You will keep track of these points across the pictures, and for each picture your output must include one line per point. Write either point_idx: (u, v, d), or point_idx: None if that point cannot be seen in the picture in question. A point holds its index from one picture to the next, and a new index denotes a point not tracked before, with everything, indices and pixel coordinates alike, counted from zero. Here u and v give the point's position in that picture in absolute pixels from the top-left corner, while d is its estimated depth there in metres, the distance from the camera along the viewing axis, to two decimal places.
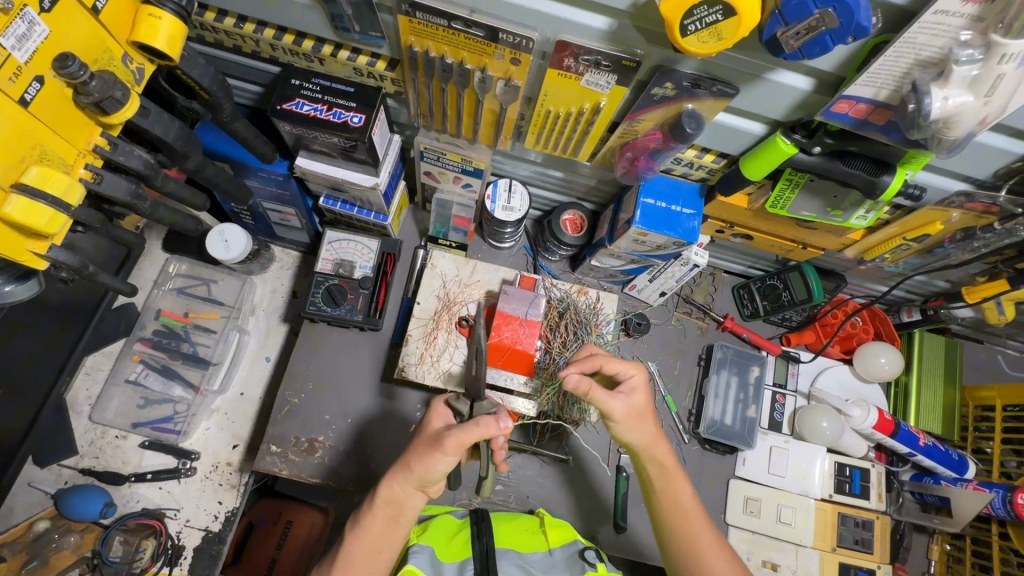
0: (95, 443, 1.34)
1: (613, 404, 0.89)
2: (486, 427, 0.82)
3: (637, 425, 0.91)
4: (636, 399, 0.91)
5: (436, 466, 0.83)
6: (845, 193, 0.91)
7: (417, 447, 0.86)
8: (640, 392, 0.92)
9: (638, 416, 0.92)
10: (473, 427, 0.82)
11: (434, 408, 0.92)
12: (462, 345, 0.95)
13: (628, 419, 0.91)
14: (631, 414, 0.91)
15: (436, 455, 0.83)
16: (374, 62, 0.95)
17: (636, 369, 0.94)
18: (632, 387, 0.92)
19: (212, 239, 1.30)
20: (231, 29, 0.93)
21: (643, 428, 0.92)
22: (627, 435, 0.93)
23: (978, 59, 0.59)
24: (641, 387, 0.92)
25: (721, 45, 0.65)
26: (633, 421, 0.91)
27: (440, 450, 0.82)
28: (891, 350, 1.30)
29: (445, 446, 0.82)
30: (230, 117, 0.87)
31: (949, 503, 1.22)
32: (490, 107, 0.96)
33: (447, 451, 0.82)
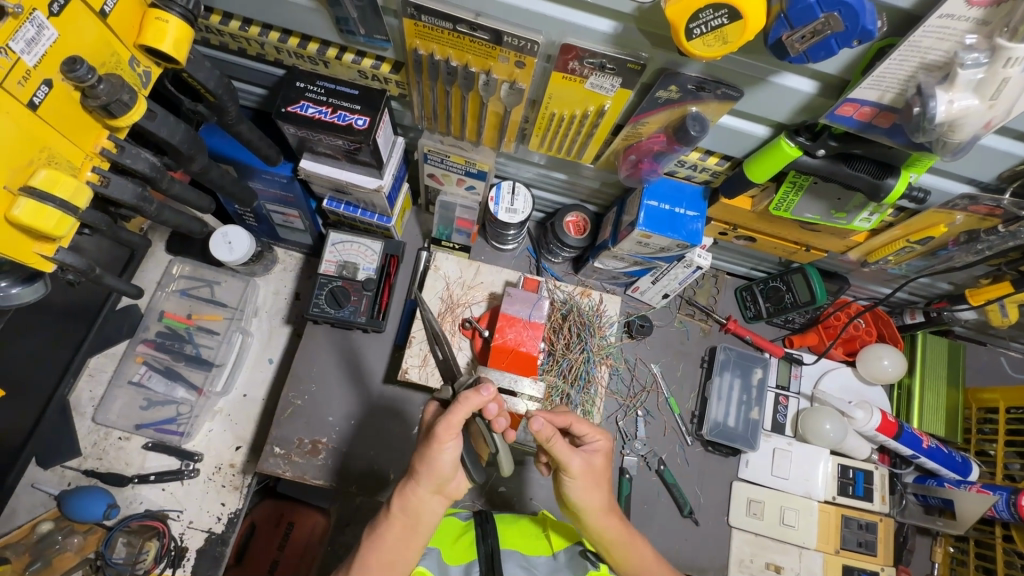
0: (98, 444, 1.34)
1: (573, 459, 0.88)
2: (469, 401, 0.82)
3: (593, 488, 0.91)
4: (595, 461, 0.92)
5: (438, 460, 0.83)
6: (849, 195, 0.91)
7: (417, 447, 0.86)
8: (602, 455, 0.93)
9: (596, 477, 0.92)
10: (458, 406, 0.82)
11: (421, 409, 0.93)
12: (437, 326, 0.91)
13: (585, 477, 0.90)
14: (591, 476, 0.91)
15: (436, 447, 0.83)
16: (379, 65, 0.95)
17: (602, 436, 0.95)
18: (593, 451, 0.93)
19: (216, 241, 1.31)
20: (236, 32, 0.94)
21: (600, 495, 0.92)
22: (579, 496, 0.91)
23: (983, 62, 0.59)
24: (602, 451, 0.94)
25: (726, 48, 0.65)
26: (591, 485, 0.91)
27: (437, 442, 0.82)
28: (894, 352, 1.30)
29: (439, 435, 0.82)
30: (235, 120, 0.87)
31: (953, 506, 1.22)
32: (494, 109, 0.96)
33: (444, 440, 0.82)
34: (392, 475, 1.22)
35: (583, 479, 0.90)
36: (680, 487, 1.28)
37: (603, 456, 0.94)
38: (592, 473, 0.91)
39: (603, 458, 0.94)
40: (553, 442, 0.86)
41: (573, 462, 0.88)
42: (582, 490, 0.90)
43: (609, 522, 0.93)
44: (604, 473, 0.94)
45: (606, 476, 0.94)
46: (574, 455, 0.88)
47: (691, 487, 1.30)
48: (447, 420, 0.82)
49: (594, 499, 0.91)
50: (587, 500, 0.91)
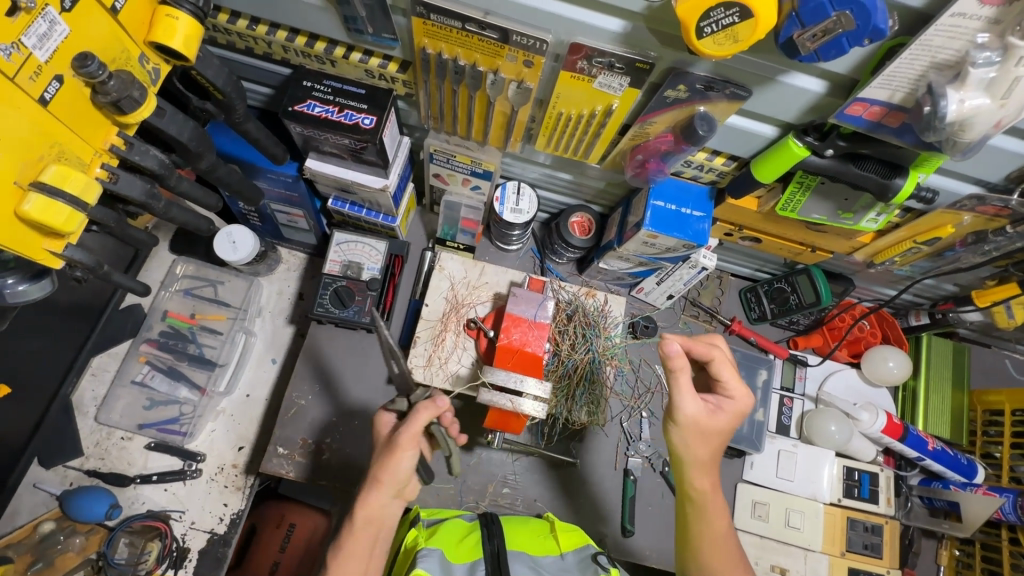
0: (101, 444, 1.34)
1: (686, 403, 0.88)
2: (425, 412, 0.85)
3: (699, 441, 0.90)
4: (721, 415, 0.91)
5: (396, 467, 0.85)
6: (855, 196, 0.91)
7: (377, 458, 0.87)
8: (725, 413, 0.91)
9: (705, 432, 0.91)
10: (418, 414, 0.85)
11: (377, 418, 0.93)
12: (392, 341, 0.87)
13: (694, 425, 0.89)
14: (707, 421, 0.90)
15: (396, 456, 0.85)
16: (386, 64, 0.95)
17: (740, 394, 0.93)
18: (720, 404, 0.92)
19: (220, 240, 1.31)
20: (243, 30, 0.94)
21: (708, 447, 0.91)
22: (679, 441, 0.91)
23: (995, 61, 0.60)
24: (732, 409, 0.92)
25: (736, 47, 0.65)
26: (705, 427, 0.90)
27: (396, 450, 0.85)
28: (900, 353, 1.30)
29: (401, 443, 0.85)
30: (242, 119, 0.87)
31: (958, 509, 1.22)
32: (502, 109, 0.96)
33: (404, 449, 0.85)
34: None
35: (688, 427, 0.90)
36: None
37: (729, 415, 0.92)
38: (706, 422, 0.90)
39: (728, 417, 0.92)
40: (677, 375, 0.86)
41: (686, 408, 0.88)
42: (690, 441, 0.91)
43: (703, 475, 0.92)
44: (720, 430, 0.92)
45: (717, 437, 0.92)
46: (688, 398, 0.88)
47: None
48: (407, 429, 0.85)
49: (696, 453, 0.91)
50: (689, 454, 0.91)
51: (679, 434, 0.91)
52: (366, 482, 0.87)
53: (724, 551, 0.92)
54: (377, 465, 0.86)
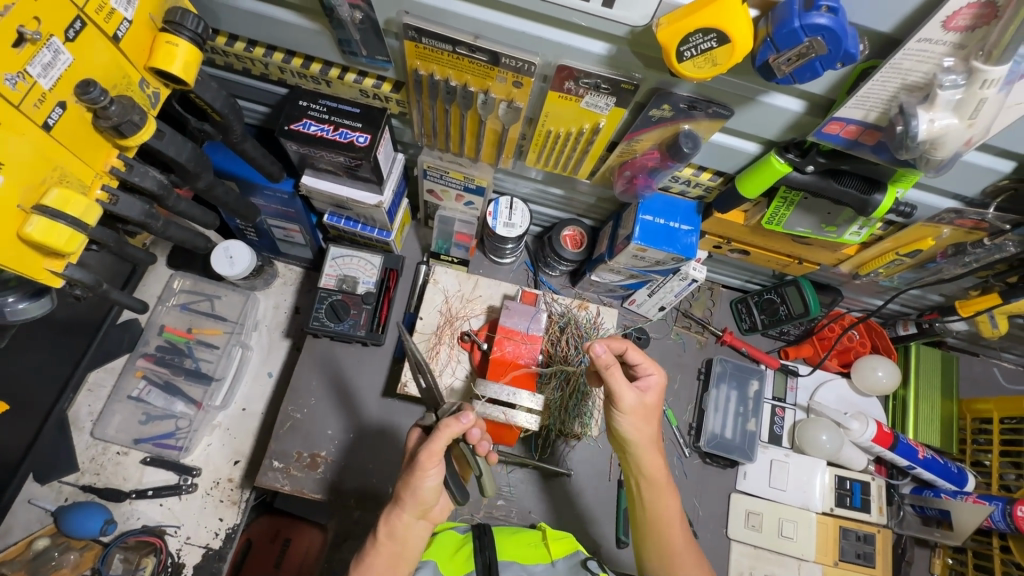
0: (96, 459, 1.34)
1: (628, 392, 0.90)
2: (444, 433, 0.85)
3: (643, 421, 0.93)
4: (648, 397, 0.94)
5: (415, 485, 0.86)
6: (838, 210, 0.94)
7: (401, 475, 0.89)
8: (655, 393, 0.95)
9: (648, 414, 0.93)
10: (438, 434, 0.85)
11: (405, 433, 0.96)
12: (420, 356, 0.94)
13: (636, 412, 0.92)
14: (641, 408, 0.92)
15: (419, 474, 0.86)
16: (380, 85, 0.98)
17: (657, 371, 0.96)
18: (647, 386, 0.95)
19: (217, 256, 1.32)
20: (241, 53, 0.96)
21: (649, 425, 0.94)
22: (627, 427, 0.93)
23: (961, 84, 0.62)
24: (658, 386, 0.96)
25: (715, 70, 0.68)
26: (640, 414, 0.93)
27: (419, 469, 0.85)
28: (888, 363, 1.32)
29: (420, 463, 0.85)
30: (239, 139, 0.89)
31: (950, 517, 1.23)
32: (493, 127, 0.99)
33: (425, 467, 0.85)
34: (390, 490, 1.23)
35: (635, 413, 0.92)
36: (679, 500, 1.29)
37: (656, 394, 0.96)
38: (644, 408, 0.93)
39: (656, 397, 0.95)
40: (609, 371, 0.88)
41: (626, 397, 0.91)
42: (634, 426, 0.93)
43: (656, 459, 0.94)
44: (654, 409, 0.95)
45: (656, 414, 0.95)
46: (626, 386, 0.90)
47: (690, 499, 1.30)
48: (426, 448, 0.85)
49: (644, 435, 0.93)
50: (639, 435, 0.93)
51: (626, 422, 0.92)
52: (390, 501, 0.89)
53: (677, 535, 0.93)
54: (401, 484, 0.87)
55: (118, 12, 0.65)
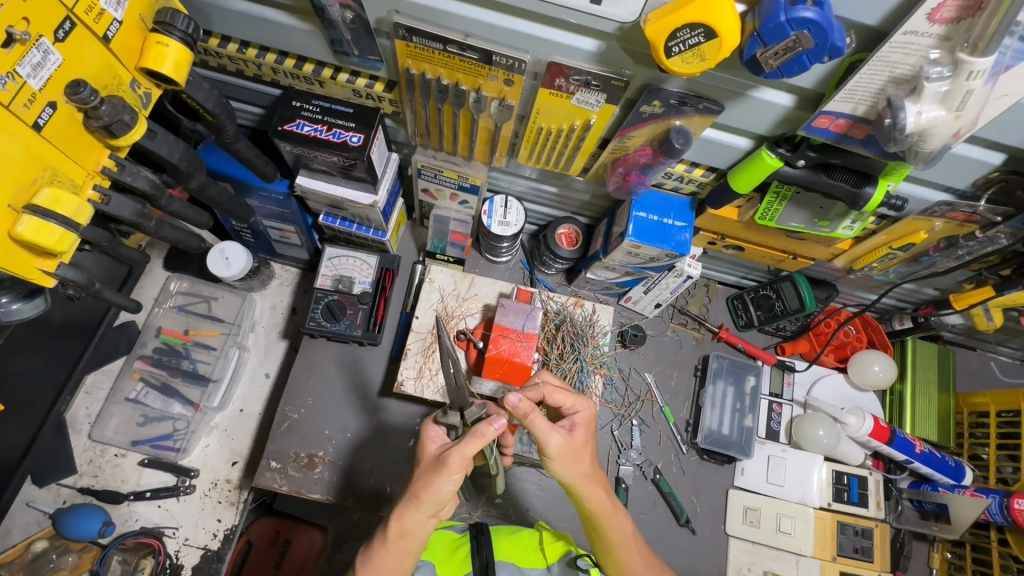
0: (94, 461, 1.34)
1: (552, 438, 0.84)
2: (479, 438, 0.80)
3: (572, 462, 0.87)
4: (576, 435, 0.88)
5: (437, 486, 0.81)
6: (830, 204, 0.94)
7: (422, 473, 0.84)
8: (582, 430, 0.89)
9: (576, 453, 0.87)
10: (471, 438, 0.81)
11: (425, 430, 0.88)
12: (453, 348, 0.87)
13: (566, 454, 0.86)
14: (571, 448, 0.86)
15: (443, 475, 0.81)
16: (372, 84, 0.98)
17: (584, 406, 0.91)
18: (573, 424, 0.89)
19: (213, 257, 1.33)
20: (234, 54, 0.97)
21: (585, 459, 0.88)
22: (560, 470, 0.87)
23: (947, 75, 0.62)
24: (583, 422, 0.90)
25: (703, 65, 0.68)
26: (571, 454, 0.87)
27: (443, 471, 0.81)
28: (884, 357, 1.32)
29: (449, 465, 0.81)
30: (232, 139, 0.89)
31: (948, 511, 1.23)
32: (485, 125, 0.99)
33: (452, 469, 0.81)
34: (388, 489, 1.23)
35: (564, 456, 0.86)
36: (676, 497, 1.29)
37: (585, 430, 0.90)
38: (571, 448, 0.87)
39: (586, 433, 0.89)
40: (531, 418, 0.83)
41: (551, 442, 0.85)
42: (568, 466, 0.87)
43: (598, 490, 0.89)
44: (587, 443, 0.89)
45: (589, 450, 0.89)
46: (550, 430, 0.84)
47: (687, 496, 1.30)
48: (456, 450, 0.81)
49: (578, 473, 0.87)
50: (573, 474, 0.87)
51: (558, 466, 0.87)
52: (406, 497, 0.84)
53: (632, 555, 0.94)
54: (422, 484, 0.82)
55: (108, 13, 0.65)
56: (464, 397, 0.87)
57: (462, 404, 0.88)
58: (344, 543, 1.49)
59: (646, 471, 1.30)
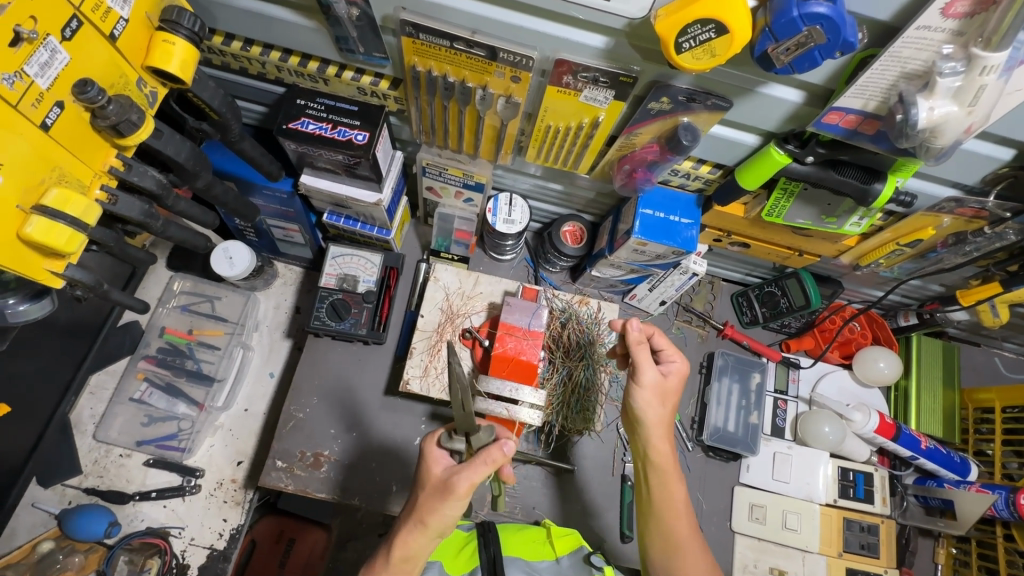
0: (99, 461, 1.34)
1: (648, 368, 0.93)
2: (488, 464, 0.80)
3: (656, 400, 0.93)
4: (670, 380, 0.96)
5: (442, 510, 0.81)
6: (838, 201, 0.94)
7: (425, 498, 0.83)
8: (676, 377, 0.96)
9: (664, 394, 0.94)
10: (478, 460, 0.80)
11: (429, 452, 0.86)
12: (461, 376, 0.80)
13: (654, 390, 0.94)
14: (661, 386, 0.94)
15: (448, 502, 0.80)
16: (378, 82, 0.98)
17: (681, 359, 0.98)
18: (669, 369, 0.97)
19: (217, 256, 1.32)
20: (238, 52, 0.96)
21: (660, 403, 0.94)
22: (640, 403, 0.94)
23: (961, 71, 0.62)
24: (678, 370, 0.97)
25: (714, 61, 0.67)
26: (655, 393, 0.94)
27: (450, 495, 0.80)
28: (889, 353, 1.33)
29: (456, 491, 0.80)
30: (237, 138, 0.89)
31: (953, 506, 1.23)
32: (491, 122, 0.99)
33: (458, 494, 0.80)
34: (394, 488, 1.22)
35: (653, 389, 0.94)
36: None
37: (678, 377, 0.97)
38: (663, 388, 0.94)
39: (678, 377, 0.97)
40: (637, 347, 0.94)
41: (644, 372, 0.93)
42: (647, 402, 0.93)
43: (664, 441, 0.95)
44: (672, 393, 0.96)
45: (675, 396, 0.97)
46: (646, 361, 0.93)
47: (693, 493, 1.30)
48: (462, 475, 0.80)
49: (652, 413, 0.94)
50: (649, 413, 0.94)
51: (641, 398, 0.93)
52: (409, 520, 0.83)
53: (685, 527, 0.93)
54: (426, 508, 0.82)
55: (114, 11, 0.64)
56: (471, 421, 0.83)
57: (469, 428, 0.84)
58: (348, 542, 1.51)
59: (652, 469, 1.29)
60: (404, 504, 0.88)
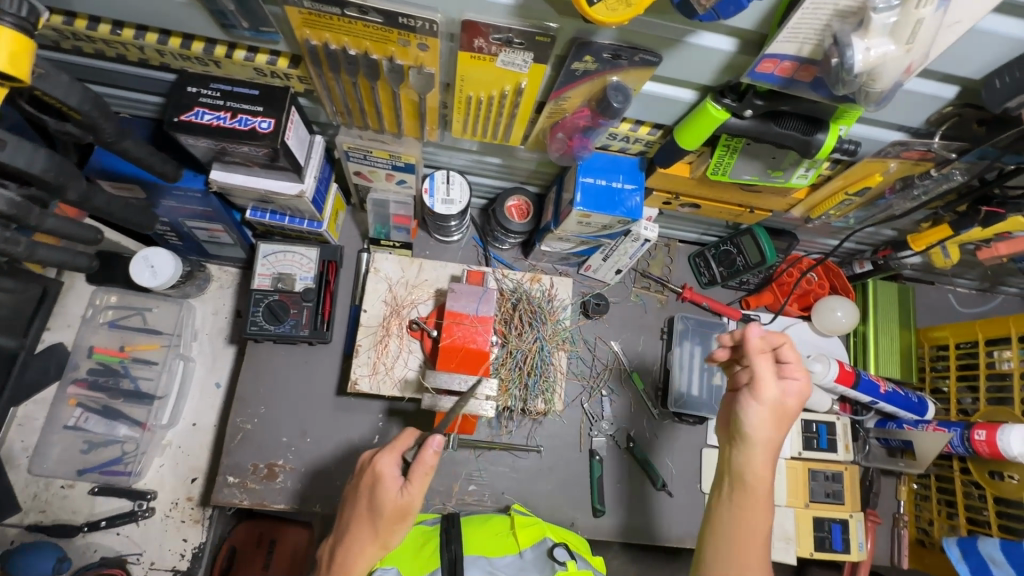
0: (39, 496, 1.27)
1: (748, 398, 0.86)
2: (430, 474, 0.82)
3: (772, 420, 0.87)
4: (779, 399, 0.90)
5: (402, 531, 0.83)
6: (783, 153, 0.89)
7: (384, 522, 0.82)
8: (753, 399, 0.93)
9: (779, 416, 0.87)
10: (414, 474, 0.81)
11: (379, 472, 0.82)
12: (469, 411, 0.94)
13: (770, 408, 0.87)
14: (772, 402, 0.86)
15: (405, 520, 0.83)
16: (275, 60, 0.87)
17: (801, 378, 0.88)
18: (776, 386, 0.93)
19: (136, 266, 1.22)
20: (107, 37, 0.84)
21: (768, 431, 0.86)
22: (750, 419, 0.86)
23: (896, 4, 0.56)
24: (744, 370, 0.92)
25: (630, 12, 0.60)
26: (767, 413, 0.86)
27: (404, 512, 0.82)
28: (848, 303, 1.31)
29: (411, 509, 0.82)
30: (114, 138, 0.78)
31: (912, 446, 1.26)
32: (408, 97, 0.89)
33: (417, 511, 0.83)
34: None
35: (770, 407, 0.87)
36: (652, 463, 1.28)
37: None
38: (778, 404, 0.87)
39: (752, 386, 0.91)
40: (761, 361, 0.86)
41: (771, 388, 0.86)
42: (762, 422, 0.86)
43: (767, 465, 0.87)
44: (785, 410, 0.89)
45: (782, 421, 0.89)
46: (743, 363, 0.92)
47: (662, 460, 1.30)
48: (411, 495, 0.82)
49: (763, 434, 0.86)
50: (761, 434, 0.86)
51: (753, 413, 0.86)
52: (358, 539, 0.83)
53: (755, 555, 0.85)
54: (386, 529, 0.82)
55: None
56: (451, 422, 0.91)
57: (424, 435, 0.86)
58: None
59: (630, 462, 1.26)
60: (353, 529, 0.84)
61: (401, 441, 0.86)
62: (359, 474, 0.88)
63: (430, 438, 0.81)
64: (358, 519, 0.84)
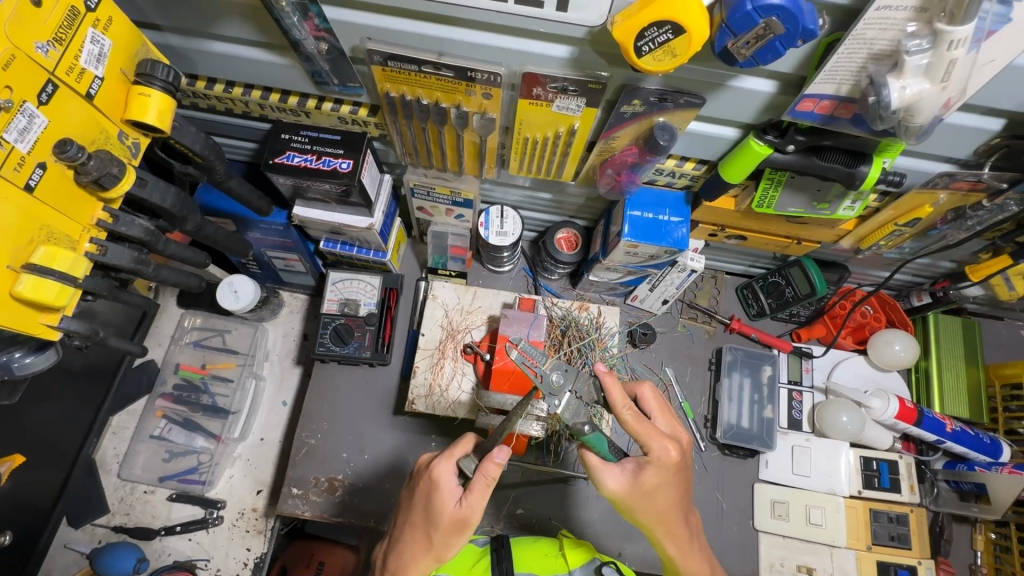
0: (125, 499, 1.38)
1: (610, 478, 0.85)
2: (490, 486, 0.84)
3: (639, 500, 0.85)
4: (646, 476, 0.84)
5: (456, 543, 0.87)
6: (827, 186, 0.92)
7: (441, 532, 0.85)
8: (650, 469, 0.84)
9: (642, 497, 0.85)
10: (476, 484, 0.84)
11: (436, 479, 0.85)
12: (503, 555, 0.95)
13: (632, 494, 0.85)
14: (634, 491, 0.85)
15: (460, 531, 0.85)
16: (357, 110, 1.00)
17: (656, 446, 0.83)
18: (641, 462, 0.85)
19: (222, 291, 1.36)
20: (221, 94, 1.00)
21: (648, 505, 0.86)
22: (636, 508, 0.87)
23: (927, 48, 0.60)
24: (653, 466, 0.84)
25: (676, 61, 0.67)
26: (637, 497, 0.85)
27: (462, 522, 0.85)
28: (906, 336, 1.28)
29: (469, 521, 0.85)
30: (223, 177, 0.91)
31: (986, 490, 1.18)
32: (471, 139, 0.99)
33: (473, 524, 0.86)
34: None
35: (631, 497, 0.86)
36: (700, 493, 1.27)
37: (656, 469, 0.84)
38: (638, 493, 0.85)
39: (656, 473, 0.84)
40: (611, 391, 0.84)
41: (608, 482, 0.86)
42: (635, 498, 0.86)
43: (674, 533, 0.90)
44: (660, 486, 0.85)
45: (657, 494, 0.85)
46: (656, 439, 0.83)
47: (712, 493, 1.27)
48: (470, 506, 0.84)
49: (642, 509, 0.86)
50: (644, 513, 0.87)
51: (630, 505, 0.86)
52: (415, 544, 0.88)
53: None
54: (443, 540, 0.86)
55: (89, 71, 0.67)
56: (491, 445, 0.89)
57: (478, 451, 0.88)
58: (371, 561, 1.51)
59: (572, 418, 0.85)
60: (409, 537, 0.89)
61: (458, 447, 0.88)
62: (416, 478, 0.91)
63: (495, 449, 0.84)
64: (413, 526, 0.88)
